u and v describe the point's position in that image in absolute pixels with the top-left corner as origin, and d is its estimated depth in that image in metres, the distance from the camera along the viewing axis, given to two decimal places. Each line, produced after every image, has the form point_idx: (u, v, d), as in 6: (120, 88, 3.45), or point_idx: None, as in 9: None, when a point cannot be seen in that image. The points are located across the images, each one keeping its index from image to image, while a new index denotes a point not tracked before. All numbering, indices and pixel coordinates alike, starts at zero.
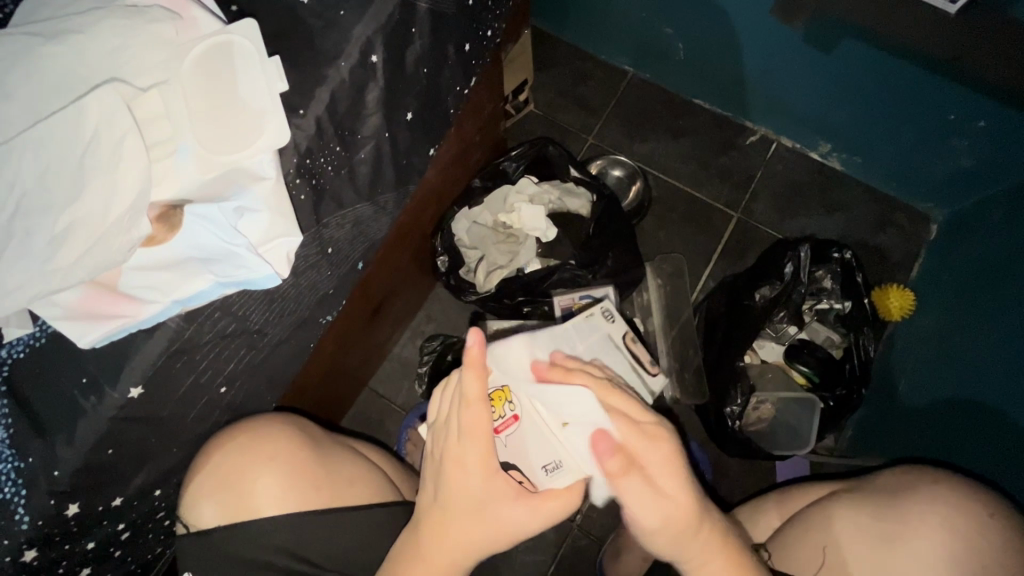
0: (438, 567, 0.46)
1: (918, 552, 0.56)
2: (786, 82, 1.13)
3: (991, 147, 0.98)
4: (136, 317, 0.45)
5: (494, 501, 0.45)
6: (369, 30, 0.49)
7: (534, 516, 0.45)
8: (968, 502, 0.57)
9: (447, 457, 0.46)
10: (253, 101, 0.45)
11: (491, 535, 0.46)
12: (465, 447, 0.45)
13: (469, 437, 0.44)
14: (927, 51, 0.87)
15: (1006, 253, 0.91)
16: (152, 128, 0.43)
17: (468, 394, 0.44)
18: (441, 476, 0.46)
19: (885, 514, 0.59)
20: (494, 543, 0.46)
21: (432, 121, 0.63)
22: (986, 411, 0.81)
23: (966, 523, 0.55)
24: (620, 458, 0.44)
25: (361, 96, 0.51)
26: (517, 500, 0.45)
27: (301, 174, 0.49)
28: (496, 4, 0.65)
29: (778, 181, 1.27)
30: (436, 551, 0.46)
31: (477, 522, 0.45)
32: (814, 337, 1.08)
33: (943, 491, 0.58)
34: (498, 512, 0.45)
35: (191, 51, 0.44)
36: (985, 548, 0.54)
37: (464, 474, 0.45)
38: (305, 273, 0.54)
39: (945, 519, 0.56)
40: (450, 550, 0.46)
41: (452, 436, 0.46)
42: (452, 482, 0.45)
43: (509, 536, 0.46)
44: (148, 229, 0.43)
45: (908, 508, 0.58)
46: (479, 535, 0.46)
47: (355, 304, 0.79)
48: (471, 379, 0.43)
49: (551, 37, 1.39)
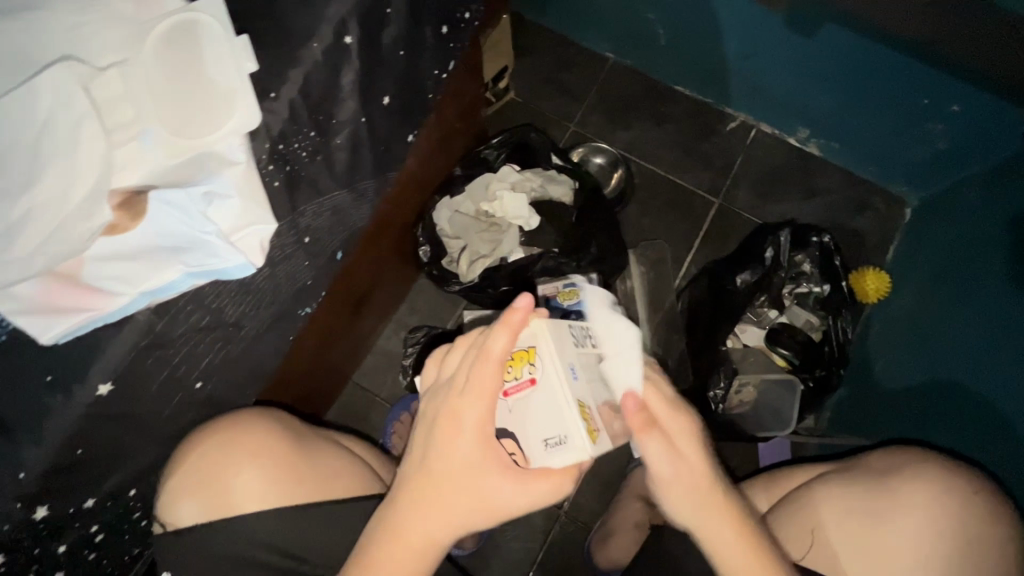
0: (419, 535, 0.46)
1: (904, 531, 0.57)
2: (769, 67, 1.13)
3: (965, 131, 1.00)
4: (102, 311, 0.43)
5: (485, 472, 0.45)
6: (344, 10, 0.48)
7: (521, 493, 0.46)
8: (956, 482, 0.58)
9: (444, 417, 0.46)
10: (221, 81, 0.43)
11: (477, 510, 0.46)
12: (466, 409, 0.45)
13: (474, 399, 0.44)
14: (908, 35, 0.87)
15: (981, 233, 0.94)
16: (114, 110, 0.41)
17: (491, 349, 0.44)
18: (433, 438, 0.46)
19: (874, 494, 0.60)
20: (475, 519, 0.46)
21: (410, 106, 0.61)
22: (961, 389, 0.84)
23: (945, 517, 0.56)
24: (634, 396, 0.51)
25: (336, 79, 0.49)
26: (507, 473, 0.46)
27: (274, 160, 0.48)
28: None
29: (758, 167, 1.28)
30: (414, 522, 0.46)
31: (464, 491, 0.45)
32: (795, 321, 1.08)
33: (936, 475, 0.59)
34: (489, 486, 0.45)
35: (154, 27, 0.42)
36: (967, 524, 0.56)
37: (459, 437, 0.45)
38: (282, 263, 0.53)
39: (924, 514, 0.57)
40: (431, 520, 0.46)
41: (450, 398, 0.45)
42: (443, 445, 0.45)
43: (493, 513, 0.46)
44: (110, 215, 0.41)
45: (897, 489, 0.59)
46: (463, 505, 0.46)
47: (337, 294, 0.78)
48: (501, 338, 0.43)
49: (531, 23, 1.37)
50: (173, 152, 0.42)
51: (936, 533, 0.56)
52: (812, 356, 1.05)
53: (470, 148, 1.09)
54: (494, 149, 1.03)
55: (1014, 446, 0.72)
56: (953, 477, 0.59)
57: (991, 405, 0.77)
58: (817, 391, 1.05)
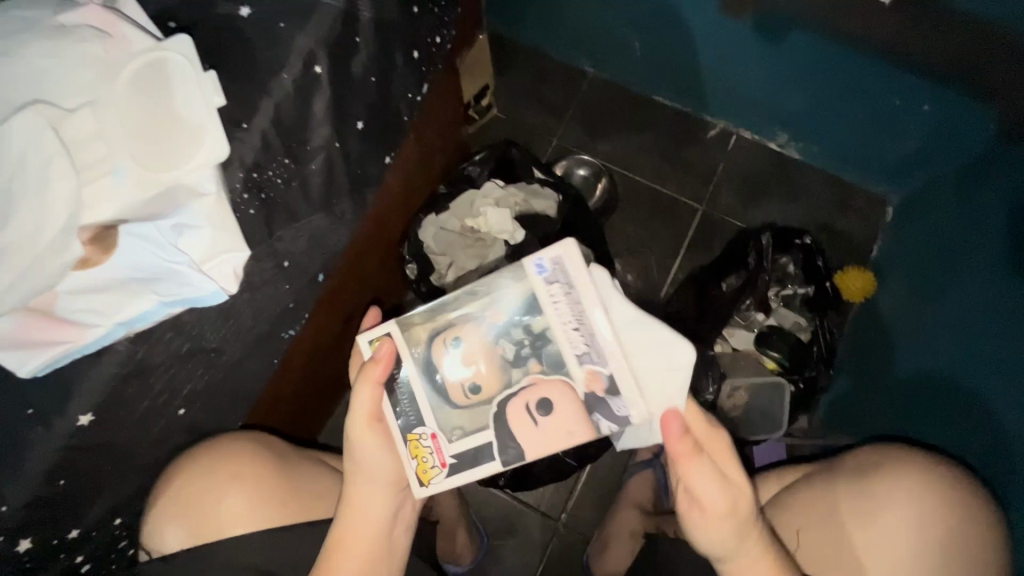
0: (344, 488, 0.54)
1: (887, 523, 0.57)
2: (741, 74, 1.16)
3: (937, 129, 1.02)
4: (79, 342, 0.44)
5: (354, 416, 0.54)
6: (312, 42, 0.50)
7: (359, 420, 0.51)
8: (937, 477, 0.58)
9: None
10: (189, 116, 0.45)
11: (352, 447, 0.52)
12: None
13: None
14: (870, 37, 0.92)
15: (960, 228, 0.96)
16: (84, 151, 0.43)
17: None
18: None
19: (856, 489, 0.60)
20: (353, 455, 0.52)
21: (385, 130, 0.63)
22: (944, 384, 0.85)
23: (918, 514, 0.57)
24: (689, 441, 0.47)
25: (307, 107, 0.51)
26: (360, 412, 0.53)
27: (249, 188, 0.49)
28: (442, 12, 0.66)
29: (740, 172, 1.30)
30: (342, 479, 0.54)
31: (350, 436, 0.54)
32: (783, 322, 1.08)
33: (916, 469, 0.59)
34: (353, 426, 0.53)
35: (122, 71, 0.44)
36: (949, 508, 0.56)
37: None
38: (262, 287, 0.54)
39: (896, 511, 0.57)
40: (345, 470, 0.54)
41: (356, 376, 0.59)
42: None
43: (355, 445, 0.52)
44: (81, 251, 0.43)
45: (880, 480, 0.59)
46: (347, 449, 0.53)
47: (325, 315, 0.78)
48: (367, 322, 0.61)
49: (509, 41, 1.40)
50: (144, 187, 0.44)
51: (907, 529, 0.57)
52: (801, 357, 1.04)
53: (453, 165, 1.11)
54: (476, 165, 1.05)
55: (996, 439, 0.72)
56: (929, 470, 0.59)
57: (972, 397, 0.78)
58: (806, 391, 1.06)
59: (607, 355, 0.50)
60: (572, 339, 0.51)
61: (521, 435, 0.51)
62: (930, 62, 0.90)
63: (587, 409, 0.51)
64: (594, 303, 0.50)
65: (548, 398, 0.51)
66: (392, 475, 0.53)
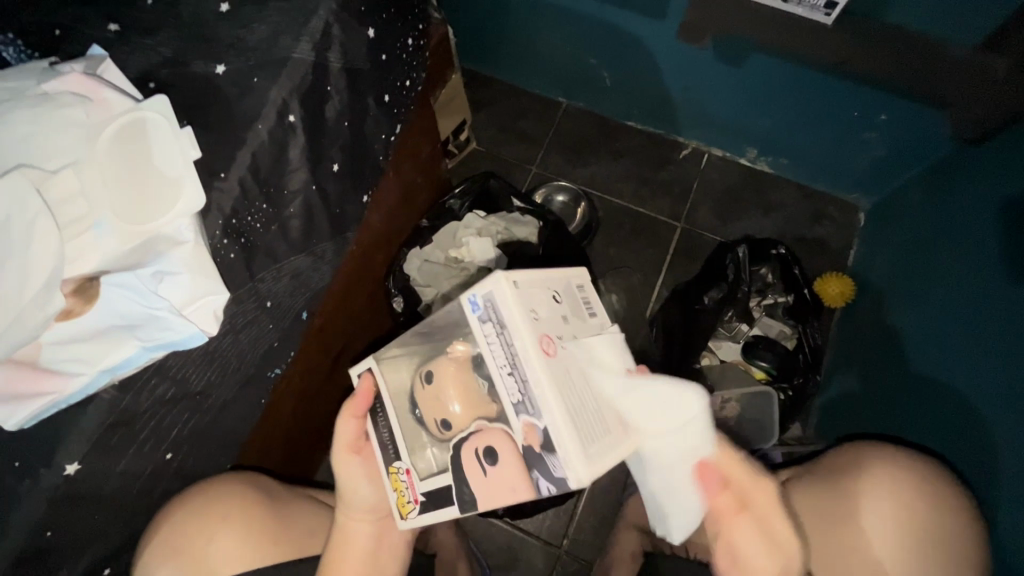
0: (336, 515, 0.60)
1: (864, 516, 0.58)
2: (707, 96, 1.21)
3: (897, 137, 1.07)
4: (64, 392, 0.45)
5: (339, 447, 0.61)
6: (284, 93, 0.53)
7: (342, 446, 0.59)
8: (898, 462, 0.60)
9: None
10: (167, 169, 0.48)
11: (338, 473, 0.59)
12: None
13: None
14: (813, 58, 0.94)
15: (931, 230, 0.99)
16: (67, 209, 0.45)
17: None
18: None
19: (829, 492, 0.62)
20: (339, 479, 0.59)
21: (361, 170, 0.65)
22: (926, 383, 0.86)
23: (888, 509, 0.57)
24: (731, 494, 0.50)
25: (283, 153, 0.54)
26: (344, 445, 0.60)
27: (228, 234, 0.51)
28: (412, 57, 0.70)
29: (715, 189, 1.34)
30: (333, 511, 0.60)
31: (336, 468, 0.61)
32: (768, 331, 1.12)
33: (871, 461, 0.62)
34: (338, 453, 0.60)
35: (103, 133, 0.47)
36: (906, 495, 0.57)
37: None
38: (245, 329, 0.55)
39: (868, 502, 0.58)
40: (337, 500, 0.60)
41: None
42: None
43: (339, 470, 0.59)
44: (63, 302, 0.44)
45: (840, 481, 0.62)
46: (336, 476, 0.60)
47: (313, 353, 0.80)
48: None
49: (485, 77, 1.46)
50: (127, 240, 0.47)
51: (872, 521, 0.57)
52: (788, 364, 1.08)
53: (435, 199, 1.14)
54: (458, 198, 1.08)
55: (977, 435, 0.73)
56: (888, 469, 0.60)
57: (952, 393, 0.80)
58: (796, 401, 1.06)
59: (539, 404, 0.44)
60: (508, 388, 0.46)
61: (467, 479, 0.49)
62: (875, 75, 0.92)
63: (527, 465, 0.46)
64: (523, 348, 0.45)
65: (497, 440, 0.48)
66: (377, 504, 0.59)
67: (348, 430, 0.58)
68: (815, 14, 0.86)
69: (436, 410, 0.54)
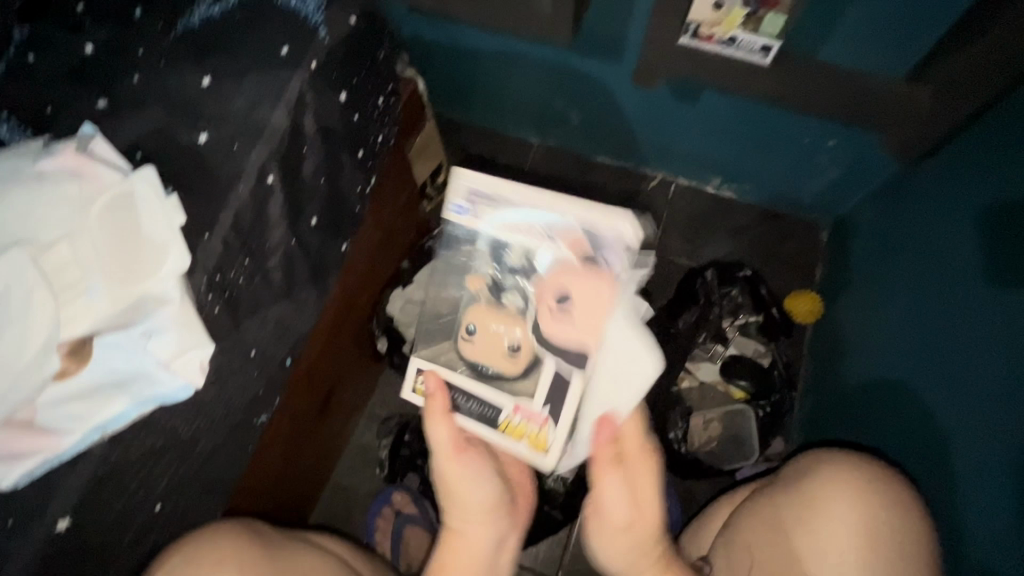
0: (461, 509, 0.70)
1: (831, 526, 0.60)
2: (668, 130, 1.28)
3: (847, 159, 1.14)
4: (56, 450, 0.47)
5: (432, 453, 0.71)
6: (262, 157, 0.57)
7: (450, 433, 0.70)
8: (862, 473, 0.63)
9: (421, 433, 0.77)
10: (154, 235, 0.52)
11: (450, 468, 0.70)
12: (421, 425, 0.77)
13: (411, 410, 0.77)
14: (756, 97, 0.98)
15: (886, 244, 1.05)
16: (62, 277, 0.49)
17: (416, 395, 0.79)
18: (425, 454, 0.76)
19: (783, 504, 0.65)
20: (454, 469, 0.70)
21: (340, 220, 0.69)
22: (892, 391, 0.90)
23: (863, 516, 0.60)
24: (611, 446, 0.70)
25: (263, 211, 0.58)
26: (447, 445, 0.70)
27: (213, 289, 0.54)
28: (383, 113, 0.75)
29: (684, 216, 1.41)
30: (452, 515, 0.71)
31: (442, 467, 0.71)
32: (743, 349, 1.14)
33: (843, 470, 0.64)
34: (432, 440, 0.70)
35: (95, 204, 0.50)
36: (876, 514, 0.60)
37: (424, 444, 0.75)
38: (232, 377, 0.58)
39: (834, 510, 0.61)
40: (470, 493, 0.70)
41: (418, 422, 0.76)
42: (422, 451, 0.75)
43: (445, 452, 0.70)
44: (58, 364, 0.47)
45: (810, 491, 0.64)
46: (456, 472, 0.70)
47: (300, 397, 0.82)
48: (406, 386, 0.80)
49: (457, 122, 1.53)
50: (118, 300, 0.50)
51: (839, 543, 0.59)
52: (765, 382, 1.11)
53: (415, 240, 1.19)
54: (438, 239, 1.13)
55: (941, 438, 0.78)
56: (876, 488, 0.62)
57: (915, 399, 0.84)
58: (776, 416, 1.10)
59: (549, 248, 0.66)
60: (518, 239, 0.67)
61: (564, 325, 0.67)
62: (821, 114, 0.96)
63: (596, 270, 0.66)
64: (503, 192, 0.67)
65: (560, 282, 0.67)
66: (492, 504, 0.71)
67: (440, 432, 0.69)
68: (753, 56, 0.91)
69: (494, 344, 0.69)
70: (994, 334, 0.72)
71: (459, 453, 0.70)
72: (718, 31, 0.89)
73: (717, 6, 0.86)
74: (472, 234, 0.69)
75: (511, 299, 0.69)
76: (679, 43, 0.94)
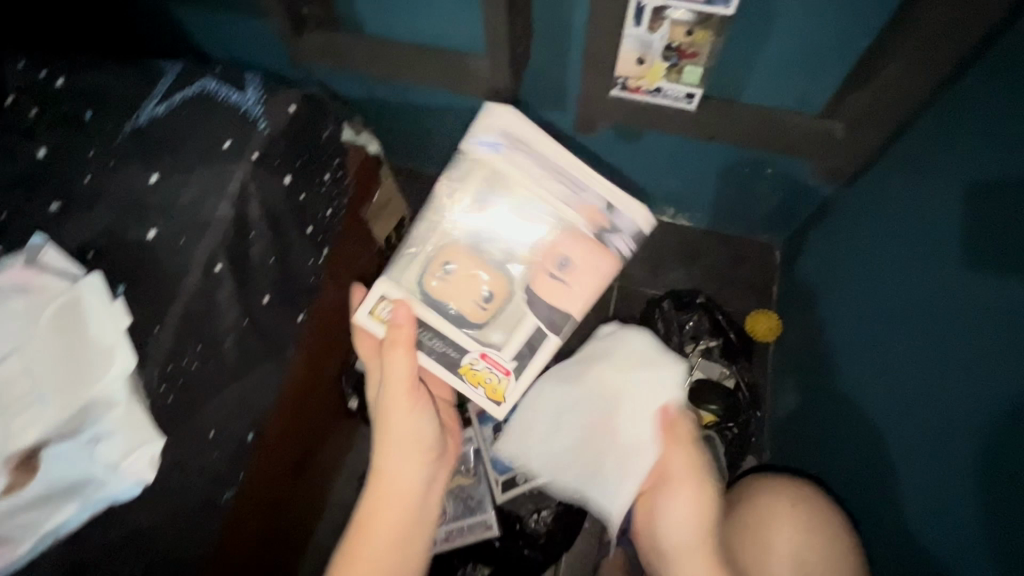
0: (393, 469, 0.78)
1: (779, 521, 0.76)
2: (618, 169, 1.34)
3: (786, 185, 1.21)
4: (12, 555, 0.51)
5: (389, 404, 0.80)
6: (209, 249, 0.60)
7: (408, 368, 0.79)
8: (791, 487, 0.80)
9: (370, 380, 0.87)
10: (101, 341, 0.54)
11: (411, 415, 0.80)
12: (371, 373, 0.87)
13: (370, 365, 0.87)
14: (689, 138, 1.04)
15: (830, 263, 1.11)
16: (10, 391, 0.51)
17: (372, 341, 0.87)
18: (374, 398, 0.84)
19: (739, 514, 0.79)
20: (412, 410, 0.81)
21: (294, 294, 0.72)
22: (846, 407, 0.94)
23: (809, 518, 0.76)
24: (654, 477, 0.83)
25: (212, 299, 0.61)
26: (407, 377, 0.79)
27: (165, 381, 0.57)
28: (330, 189, 0.79)
29: (643, 246, 1.46)
30: (391, 464, 0.78)
31: (403, 412, 0.80)
32: (709, 371, 1.15)
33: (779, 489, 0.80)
34: (391, 416, 0.80)
35: (42, 317, 0.53)
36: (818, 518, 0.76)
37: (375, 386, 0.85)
38: (191, 462, 0.60)
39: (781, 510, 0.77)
40: (402, 463, 0.79)
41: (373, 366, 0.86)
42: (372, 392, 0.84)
43: (410, 397, 0.80)
44: (8, 479, 0.50)
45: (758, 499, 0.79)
46: (411, 422, 0.81)
47: (271, 466, 0.83)
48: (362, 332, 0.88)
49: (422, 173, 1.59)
50: (65, 407, 0.52)
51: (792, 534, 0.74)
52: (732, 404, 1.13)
53: None
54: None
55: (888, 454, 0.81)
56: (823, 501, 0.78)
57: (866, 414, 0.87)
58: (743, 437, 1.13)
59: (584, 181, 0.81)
60: (557, 195, 0.81)
61: (543, 285, 0.81)
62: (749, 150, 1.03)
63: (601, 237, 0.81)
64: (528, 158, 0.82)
65: (569, 246, 0.80)
66: (427, 448, 0.82)
67: (400, 367, 0.79)
68: (679, 102, 0.97)
69: (473, 292, 0.81)
70: (927, 353, 0.76)
71: (422, 416, 0.82)
72: (645, 83, 0.96)
73: (639, 62, 0.92)
74: (566, 191, 0.81)
75: (487, 248, 0.82)
76: (611, 94, 1.00)
